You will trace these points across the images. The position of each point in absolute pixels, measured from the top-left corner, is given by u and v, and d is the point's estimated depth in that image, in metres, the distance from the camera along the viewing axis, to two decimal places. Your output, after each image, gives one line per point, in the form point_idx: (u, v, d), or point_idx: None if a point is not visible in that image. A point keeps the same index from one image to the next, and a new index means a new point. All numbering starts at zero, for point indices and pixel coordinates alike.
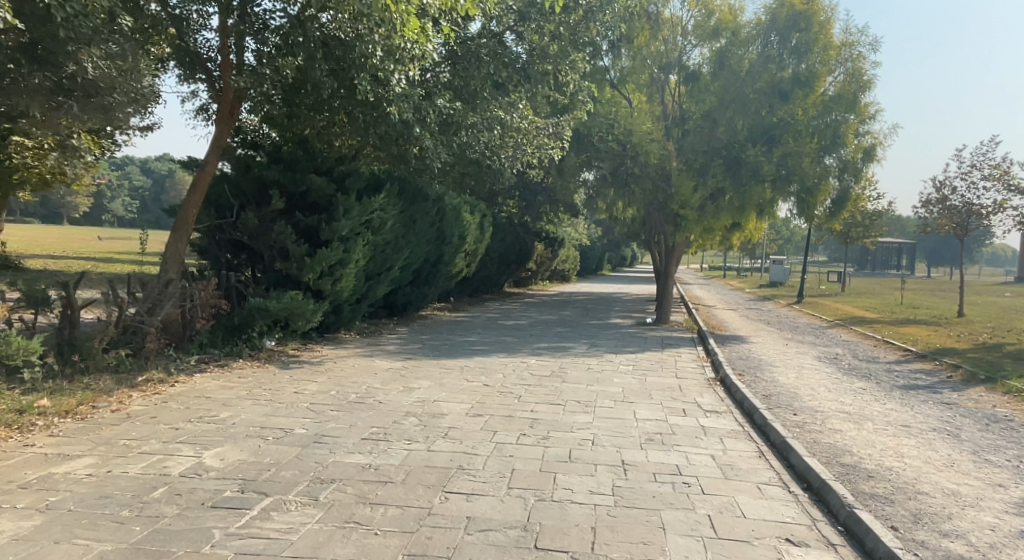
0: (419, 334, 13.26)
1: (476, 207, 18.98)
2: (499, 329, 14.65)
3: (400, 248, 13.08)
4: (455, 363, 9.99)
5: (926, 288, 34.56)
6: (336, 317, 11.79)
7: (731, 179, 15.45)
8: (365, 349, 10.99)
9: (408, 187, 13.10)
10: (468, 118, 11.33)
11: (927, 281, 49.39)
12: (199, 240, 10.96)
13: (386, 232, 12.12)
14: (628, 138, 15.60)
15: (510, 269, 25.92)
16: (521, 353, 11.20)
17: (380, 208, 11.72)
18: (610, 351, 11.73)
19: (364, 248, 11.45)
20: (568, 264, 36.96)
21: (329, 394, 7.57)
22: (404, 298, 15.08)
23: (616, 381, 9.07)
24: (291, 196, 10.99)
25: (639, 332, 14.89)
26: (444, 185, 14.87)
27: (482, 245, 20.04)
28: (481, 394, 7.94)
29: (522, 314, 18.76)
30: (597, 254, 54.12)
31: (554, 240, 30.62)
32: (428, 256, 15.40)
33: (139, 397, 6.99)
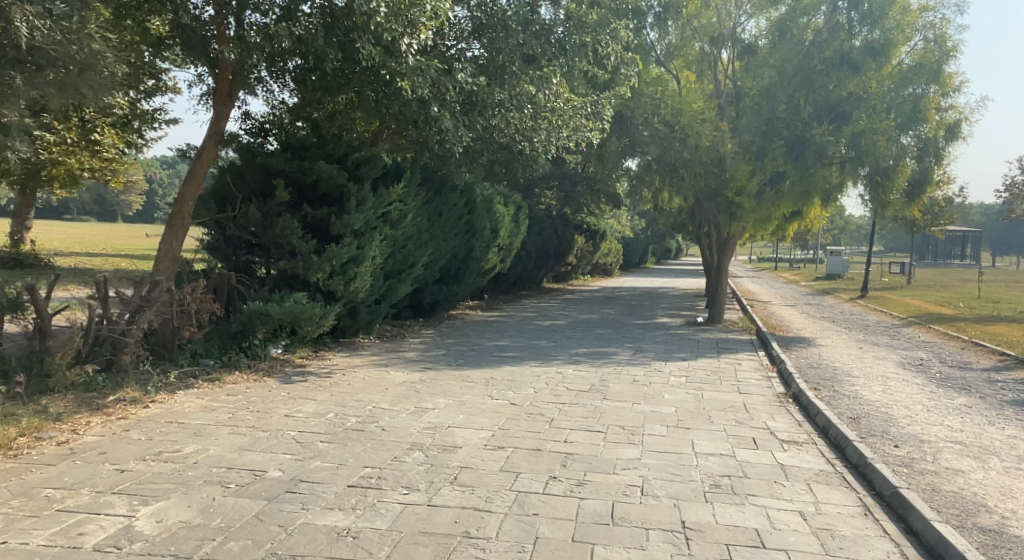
0: (446, 338, 12.01)
1: (511, 198, 17.78)
2: (533, 331, 13.32)
3: (424, 243, 11.91)
4: (481, 375, 8.72)
5: (1000, 281, 32.09)
6: (354, 321, 10.67)
7: (793, 161, 13.91)
8: (381, 357, 9.79)
9: (432, 175, 12.06)
10: (495, 95, 10.01)
11: (997, 272, 46.41)
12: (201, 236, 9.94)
13: (407, 225, 10.94)
14: (677, 118, 14.10)
15: (549, 263, 24.59)
16: (558, 362, 9.86)
17: (400, 198, 10.55)
18: (659, 358, 10.31)
19: (381, 244, 10.27)
20: (611, 257, 35.45)
21: (324, 419, 6.37)
22: (430, 297, 13.91)
23: (668, 397, 7.68)
24: (299, 186, 9.88)
25: (690, 333, 13.41)
26: (474, 175, 13.75)
27: (518, 239, 18.77)
28: (506, 416, 6.65)
29: (561, 312, 17.41)
30: (641, 247, 52.35)
31: (596, 233, 29.14)
32: (456, 251, 14.27)
33: (97, 425, 5.88)
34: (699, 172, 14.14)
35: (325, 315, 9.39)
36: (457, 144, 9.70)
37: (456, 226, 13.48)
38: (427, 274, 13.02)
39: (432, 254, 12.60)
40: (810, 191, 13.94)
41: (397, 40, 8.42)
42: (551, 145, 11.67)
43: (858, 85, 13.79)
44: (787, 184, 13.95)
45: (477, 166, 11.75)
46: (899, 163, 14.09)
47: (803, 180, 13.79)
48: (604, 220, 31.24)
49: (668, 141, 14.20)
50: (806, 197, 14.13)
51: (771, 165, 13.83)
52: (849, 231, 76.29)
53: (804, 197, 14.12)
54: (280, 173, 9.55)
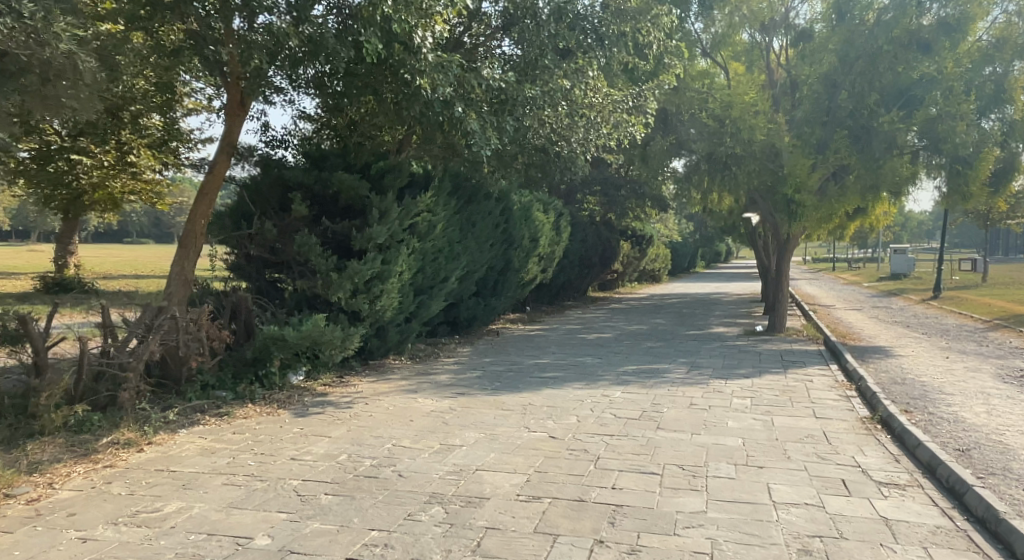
0: (482, 356, 11.13)
1: (550, 205, 16.96)
2: (577, 346, 12.35)
3: (456, 255, 11.14)
4: (518, 401, 7.79)
5: None
6: (382, 341, 9.88)
7: (859, 153, 12.71)
8: (410, 381, 8.97)
9: (462, 183, 11.44)
10: (526, 92, 9.09)
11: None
12: (220, 255, 9.33)
13: (436, 237, 10.17)
14: (727, 112, 13.00)
15: (593, 272, 23.58)
16: (604, 383, 8.87)
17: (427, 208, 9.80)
18: (717, 375, 9.22)
19: (409, 258, 9.50)
20: (659, 263, 34.17)
21: (334, 463, 5.55)
22: (467, 313, 13.09)
23: (733, 426, 6.63)
24: (319, 199, 9.16)
25: (750, 345, 12.26)
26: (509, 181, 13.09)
27: (559, 248, 17.86)
28: (543, 455, 5.72)
29: (608, 324, 16.39)
30: (690, 252, 50.79)
31: (642, 238, 27.95)
32: (493, 263, 13.53)
33: (77, 476, 5.19)
34: (755, 169, 12.97)
35: (349, 337, 8.64)
36: (485, 146, 8.85)
37: (491, 237, 12.69)
38: (461, 288, 12.21)
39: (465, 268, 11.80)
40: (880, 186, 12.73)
41: (411, 32, 7.63)
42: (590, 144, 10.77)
43: (930, 65, 12.53)
44: (852, 178, 12.74)
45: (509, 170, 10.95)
46: (982, 150, 12.70)
47: (871, 174, 12.55)
48: (650, 224, 30.03)
49: (718, 138, 13.06)
50: (876, 192, 12.92)
51: (833, 158, 12.66)
52: (910, 228, 72.97)
53: (873, 192, 12.91)
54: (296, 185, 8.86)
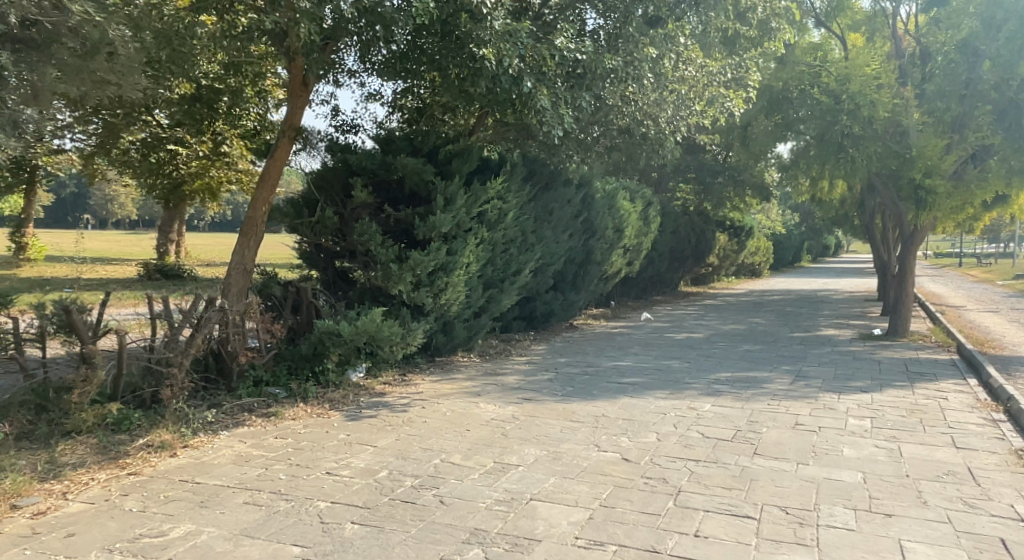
0: (559, 356, 10.30)
1: (638, 194, 15.92)
2: (665, 347, 11.30)
3: (530, 247, 10.45)
4: (592, 411, 6.92)
5: None
6: (450, 338, 9.28)
7: (1005, 132, 11.21)
8: (476, 383, 8.26)
9: (538, 170, 10.74)
10: (607, 64, 8.18)
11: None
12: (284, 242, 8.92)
13: (506, 227, 9.52)
14: (844, 87, 11.55)
15: (686, 265, 22.25)
16: (692, 392, 7.85)
17: (495, 195, 9.16)
18: (825, 387, 8.00)
19: (476, 248, 8.91)
20: (759, 256, 32.17)
21: (370, 481, 4.88)
22: (544, 308, 12.34)
23: (848, 456, 5.51)
24: (383, 185, 8.61)
25: (864, 352, 10.84)
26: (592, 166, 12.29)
27: (647, 240, 16.74)
28: (613, 483, 4.83)
29: (700, 322, 15.15)
30: (794, 245, 47.87)
31: (740, 229, 26.21)
32: (574, 254, 12.71)
33: (95, 486, 4.72)
34: (878, 150, 11.48)
35: (411, 333, 8.08)
36: (557, 126, 8.01)
37: (570, 227, 11.91)
38: (537, 282, 11.50)
39: (541, 259, 11.08)
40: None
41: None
42: (681, 123, 9.77)
43: None
44: (998, 160, 11.23)
45: (588, 155, 10.15)
46: None
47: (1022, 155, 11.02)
48: (750, 215, 28.17)
49: (833, 116, 11.62)
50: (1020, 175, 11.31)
51: (975, 138, 11.19)
52: None
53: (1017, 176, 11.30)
54: (359, 170, 8.36)
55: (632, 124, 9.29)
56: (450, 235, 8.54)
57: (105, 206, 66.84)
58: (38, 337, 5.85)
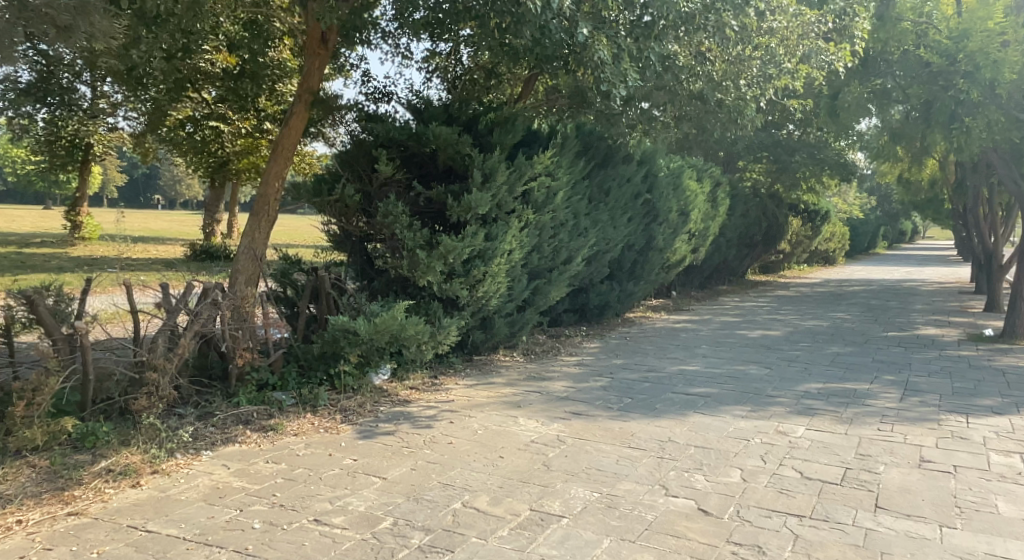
0: (614, 357, 9.02)
1: (706, 172, 14.43)
2: (738, 347, 9.90)
3: (584, 231, 9.21)
4: (655, 435, 5.65)
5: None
6: (489, 335, 8.11)
7: None
8: (517, 390, 7.05)
9: (594, 144, 9.46)
10: (683, 7, 6.72)
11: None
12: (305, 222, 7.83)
13: (556, 208, 8.29)
14: (961, 44, 10.13)
15: (755, 251, 20.56)
16: (778, 409, 6.50)
17: (542, 172, 7.94)
18: (946, 409, 6.55)
19: (519, 233, 7.71)
20: (834, 242, 30.02)
21: (366, 537, 3.72)
22: (598, 299, 11.09)
23: (1010, 517, 4.09)
24: (413, 158, 7.42)
25: (980, 359, 9.21)
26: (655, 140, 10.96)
27: (715, 223, 15.24)
28: (689, 554, 3.56)
29: (774, 316, 13.62)
30: (869, 232, 45.07)
31: (815, 213, 24.26)
32: (635, 239, 11.38)
33: (18, 533, 3.68)
34: (1002, 120, 10.08)
35: (442, 331, 6.95)
36: (619, 83, 6.64)
37: (629, 210, 10.62)
38: (591, 269, 10.24)
39: (596, 245, 9.83)
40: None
41: None
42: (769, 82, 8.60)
43: None
44: None
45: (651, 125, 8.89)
46: None
47: None
48: (826, 198, 26.15)
49: (948, 78, 10.25)
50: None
51: None
52: None
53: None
54: (384, 141, 7.21)
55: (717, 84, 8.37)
56: (488, 216, 7.35)
57: (171, 187, 68.21)
58: (6, 330, 4.89)
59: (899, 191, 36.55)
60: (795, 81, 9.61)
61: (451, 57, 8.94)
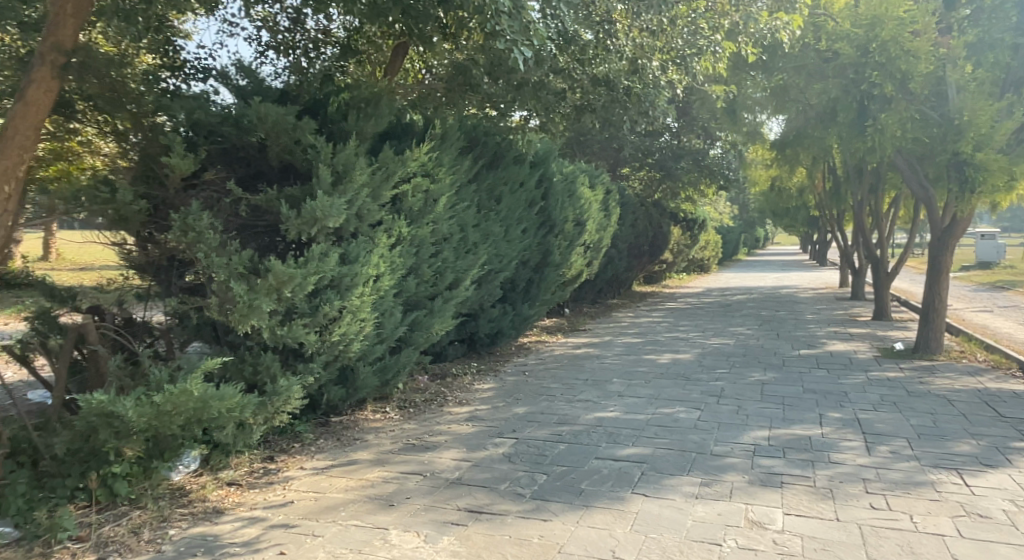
0: (513, 403, 7.21)
1: (597, 177, 13.19)
2: (655, 381, 8.44)
3: (472, 248, 7.41)
4: (594, 546, 3.87)
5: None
6: (353, 390, 6.01)
7: None
8: (388, 469, 5.07)
9: (481, 141, 7.72)
10: None
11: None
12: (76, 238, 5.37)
13: (436, 219, 6.38)
14: (872, 33, 9.58)
15: (640, 263, 19.61)
16: (737, 481, 4.94)
17: (415, 171, 6.02)
18: (929, 465, 5.31)
19: (389, 253, 5.75)
20: (707, 251, 30.11)
21: None
22: (487, 327, 9.29)
23: None
24: (233, 150, 5.19)
25: (914, 386, 8.28)
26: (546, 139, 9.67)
27: (608, 234, 13.98)
28: None
29: (677, 337, 12.42)
30: (733, 239, 46.48)
31: (693, 222, 23.87)
32: (528, 255, 9.75)
33: None
34: (914, 115, 9.69)
35: (279, 396, 4.82)
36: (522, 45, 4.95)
37: (523, 220, 8.95)
38: (481, 294, 8.41)
39: (487, 266, 8.03)
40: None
41: None
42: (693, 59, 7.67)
43: None
44: None
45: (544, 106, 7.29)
46: None
47: None
48: (702, 208, 25.99)
49: (859, 69, 9.79)
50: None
51: None
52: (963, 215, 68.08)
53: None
54: (187, 125, 4.95)
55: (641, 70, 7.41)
56: (340, 229, 5.31)
57: None
58: None
59: (762, 201, 37.75)
60: (720, 63, 8.39)
61: (295, 26, 6.90)
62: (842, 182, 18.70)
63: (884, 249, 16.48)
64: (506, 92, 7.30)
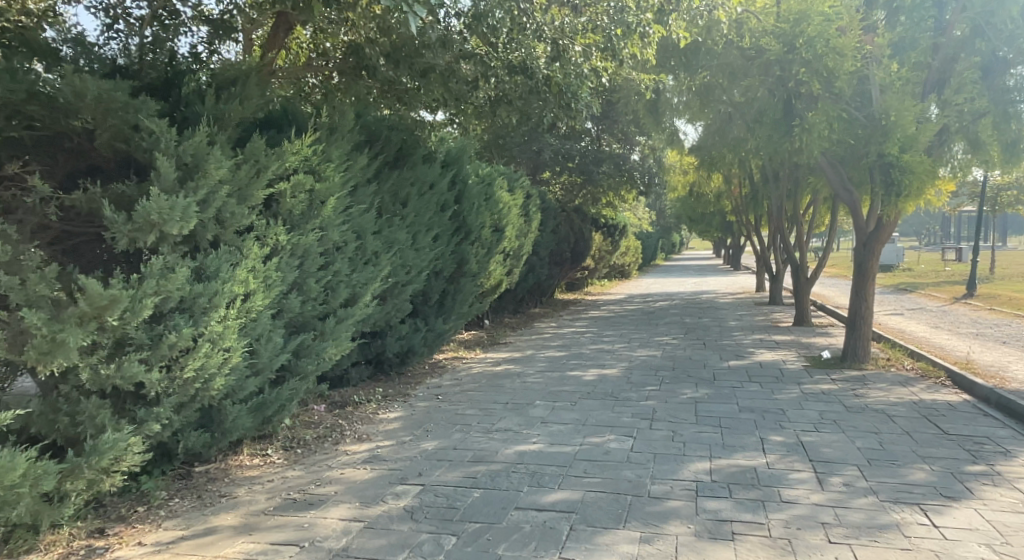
0: (421, 438, 6.25)
1: (516, 180, 12.43)
2: (581, 403, 7.66)
3: (372, 258, 6.44)
4: None
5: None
6: (221, 435, 4.95)
7: (990, 92, 9.39)
8: (258, 540, 4.03)
9: (381, 136, 6.80)
10: None
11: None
12: None
13: (324, 224, 5.39)
14: (798, 28, 9.22)
15: (562, 270, 18.99)
16: (682, 534, 4.16)
17: (295, 165, 5.02)
18: (888, 500, 4.69)
19: (262, 265, 4.73)
20: (628, 257, 29.92)
21: None
22: (396, 346, 8.35)
23: None
24: (50, 135, 4.06)
25: (850, 400, 7.82)
26: (457, 137, 8.97)
27: (529, 240, 13.25)
28: None
29: (602, 349, 11.76)
30: (651, 244, 46.89)
31: (614, 228, 23.50)
32: (441, 266, 8.85)
33: None
34: (841, 115, 9.34)
35: (99, 455, 3.79)
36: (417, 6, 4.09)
37: (434, 225, 8.05)
38: (387, 310, 7.44)
39: (392, 278, 7.07)
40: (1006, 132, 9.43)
41: None
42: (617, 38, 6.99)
43: None
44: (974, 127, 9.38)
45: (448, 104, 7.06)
46: None
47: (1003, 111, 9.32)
48: (622, 214, 25.71)
49: (785, 66, 9.39)
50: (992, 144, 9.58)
51: (957, 96, 9.22)
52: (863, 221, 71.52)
53: (972, 155, 9.72)
54: None
55: (562, 52, 6.74)
56: (194, 236, 4.27)
57: None
58: None
59: (680, 207, 38.09)
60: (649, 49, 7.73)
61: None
62: (760, 187, 18.63)
63: (804, 252, 16.36)
64: (411, 80, 6.81)
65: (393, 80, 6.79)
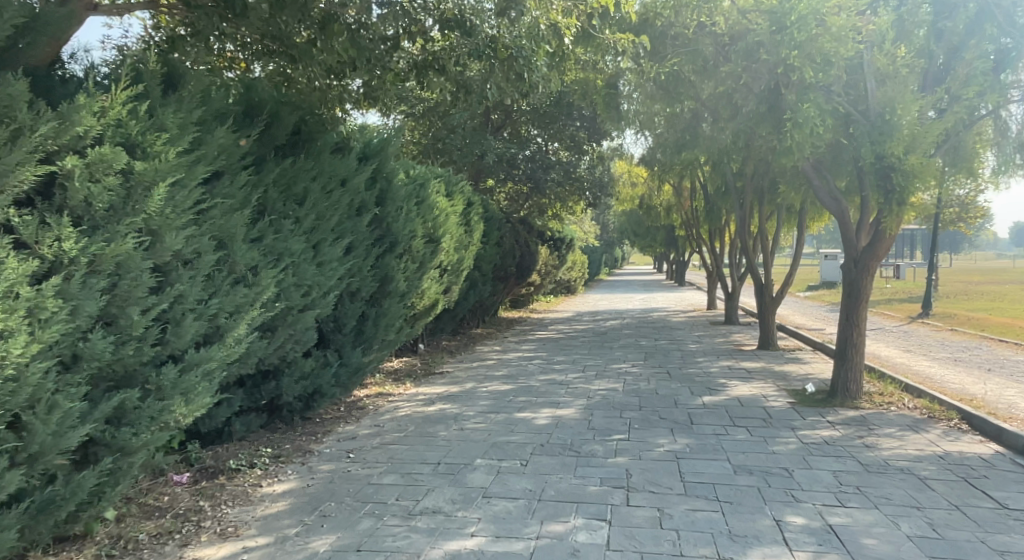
0: (312, 533, 4.45)
1: (454, 184, 10.77)
2: (533, 464, 5.95)
3: (243, 279, 4.62)
4: None
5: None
6: None
7: (1003, 88, 8.08)
8: None
9: (258, 115, 5.10)
10: None
11: (975, 281, 42.23)
12: None
13: (154, 226, 3.63)
14: (788, 4, 7.76)
15: (506, 286, 17.34)
16: None
17: (96, 132, 3.31)
18: None
19: (30, 291, 3.00)
20: (574, 272, 28.50)
21: None
22: (296, 388, 6.55)
23: None
24: None
25: (862, 451, 6.33)
26: (374, 130, 7.28)
27: (470, 254, 11.56)
28: None
29: (553, 381, 10.08)
30: (597, 259, 45.79)
31: (561, 241, 22.00)
32: (356, 287, 7.03)
33: None
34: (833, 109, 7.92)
35: None
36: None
37: (344, 233, 6.28)
38: (276, 345, 5.59)
39: (278, 304, 5.24)
40: (996, 125, 8.54)
41: None
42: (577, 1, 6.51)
43: None
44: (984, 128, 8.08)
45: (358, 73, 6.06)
46: None
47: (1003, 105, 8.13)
48: (570, 227, 24.23)
49: (772, 49, 7.93)
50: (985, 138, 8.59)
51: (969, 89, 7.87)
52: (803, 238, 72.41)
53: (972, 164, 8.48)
54: None
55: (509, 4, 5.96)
56: None
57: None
58: None
59: (628, 219, 37.02)
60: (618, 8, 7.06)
61: None
62: (717, 198, 17.40)
63: (767, 268, 15.11)
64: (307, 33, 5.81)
65: (268, 18, 5.44)
